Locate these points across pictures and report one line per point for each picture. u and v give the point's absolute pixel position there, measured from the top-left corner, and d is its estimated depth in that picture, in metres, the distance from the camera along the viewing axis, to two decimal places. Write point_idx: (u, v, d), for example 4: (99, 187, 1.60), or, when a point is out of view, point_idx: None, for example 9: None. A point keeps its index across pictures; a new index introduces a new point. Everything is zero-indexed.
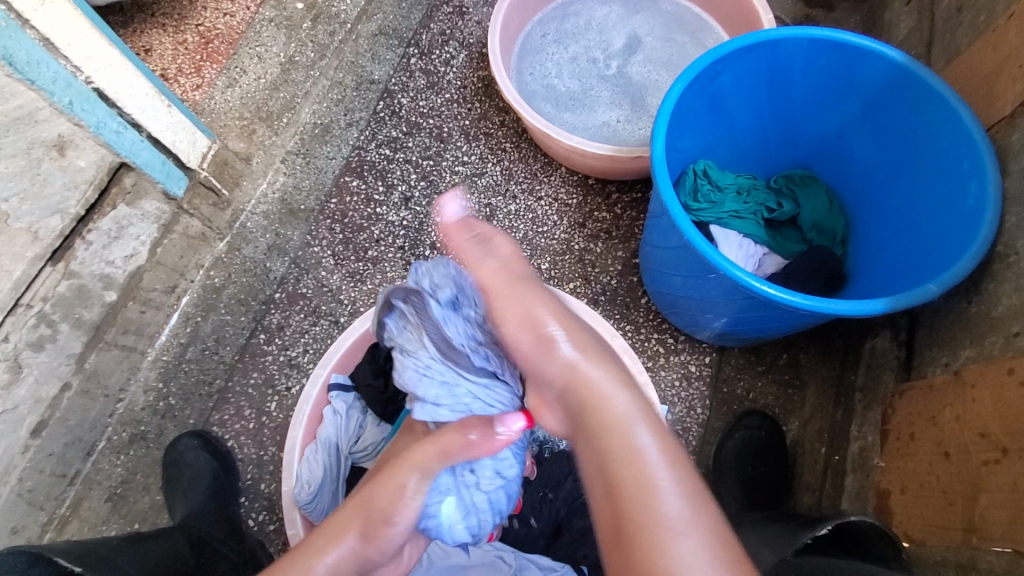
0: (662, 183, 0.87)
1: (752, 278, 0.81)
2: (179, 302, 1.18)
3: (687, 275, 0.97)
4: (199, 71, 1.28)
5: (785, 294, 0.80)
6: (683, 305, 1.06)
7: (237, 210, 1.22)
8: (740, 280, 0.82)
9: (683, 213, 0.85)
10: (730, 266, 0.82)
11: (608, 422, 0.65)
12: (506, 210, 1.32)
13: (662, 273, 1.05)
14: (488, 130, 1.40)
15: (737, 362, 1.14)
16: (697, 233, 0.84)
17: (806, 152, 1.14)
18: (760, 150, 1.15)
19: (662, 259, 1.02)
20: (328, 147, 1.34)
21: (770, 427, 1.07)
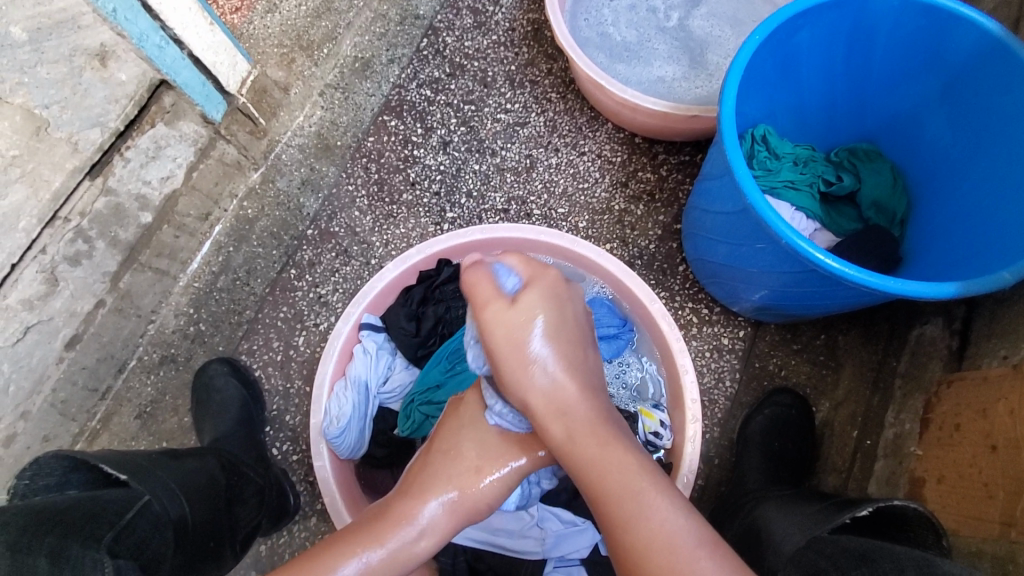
0: (728, 144, 0.82)
1: (813, 250, 0.78)
2: (212, 230, 1.17)
3: (735, 244, 0.93)
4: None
5: (843, 270, 0.76)
6: (724, 275, 1.03)
7: (274, 140, 1.19)
8: (801, 253, 0.78)
9: (748, 177, 0.80)
10: (794, 238, 0.78)
11: (595, 454, 0.69)
12: (547, 162, 1.28)
13: (707, 240, 1.01)
14: (534, 78, 1.34)
15: (771, 338, 1.11)
16: (761, 200, 0.79)
17: (875, 125, 1.07)
18: (824, 119, 1.09)
19: (711, 225, 0.98)
20: (368, 83, 1.30)
21: (800, 405, 1.05)
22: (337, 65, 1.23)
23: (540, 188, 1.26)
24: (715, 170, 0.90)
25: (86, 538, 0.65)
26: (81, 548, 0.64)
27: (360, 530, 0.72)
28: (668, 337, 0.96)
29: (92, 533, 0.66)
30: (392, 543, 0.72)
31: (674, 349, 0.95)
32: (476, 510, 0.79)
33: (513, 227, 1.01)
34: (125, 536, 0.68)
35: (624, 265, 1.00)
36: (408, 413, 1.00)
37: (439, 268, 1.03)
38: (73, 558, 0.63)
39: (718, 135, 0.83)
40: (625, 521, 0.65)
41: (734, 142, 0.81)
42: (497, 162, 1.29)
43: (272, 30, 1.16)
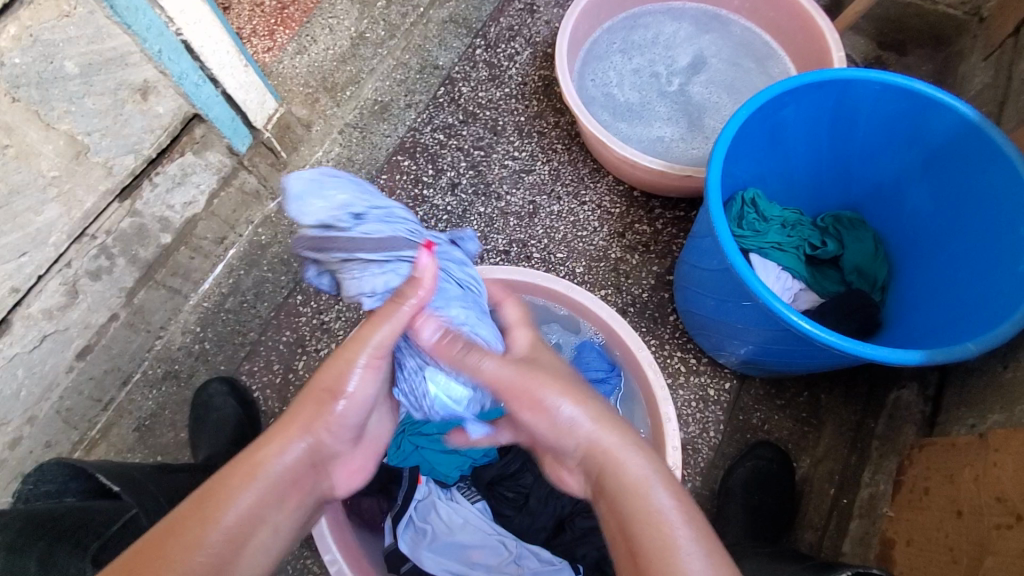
0: (714, 210, 0.88)
1: (789, 311, 0.83)
2: (226, 253, 1.25)
3: (721, 299, 0.98)
4: (273, 34, 1.34)
5: (815, 332, 0.81)
6: (711, 327, 1.07)
7: (292, 171, 1.27)
8: (784, 317, 0.83)
9: (732, 242, 0.86)
10: (772, 299, 0.83)
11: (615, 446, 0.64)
12: (548, 209, 1.34)
13: (696, 293, 1.07)
14: (542, 130, 1.42)
15: (756, 393, 1.15)
16: (745, 266, 0.85)
17: (858, 196, 1.14)
18: (809, 189, 1.15)
19: (699, 283, 1.04)
20: (385, 124, 1.39)
21: (783, 461, 1.07)
22: (357, 106, 1.34)
23: (540, 233, 1.32)
24: (704, 233, 0.97)
25: (74, 545, 0.68)
26: (68, 555, 0.67)
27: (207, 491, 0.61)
28: (652, 383, 0.99)
29: (79, 540, 0.69)
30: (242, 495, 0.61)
31: (658, 396, 0.99)
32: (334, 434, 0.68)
33: (510, 269, 1.06)
34: (112, 545, 0.71)
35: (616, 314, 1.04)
36: (397, 443, 0.99)
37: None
38: (60, 564, 0.67)
39: (705, 202, 0.90)
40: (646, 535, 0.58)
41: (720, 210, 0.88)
42: (501, 206, 1.35)
43: (302, 68, 1.29)
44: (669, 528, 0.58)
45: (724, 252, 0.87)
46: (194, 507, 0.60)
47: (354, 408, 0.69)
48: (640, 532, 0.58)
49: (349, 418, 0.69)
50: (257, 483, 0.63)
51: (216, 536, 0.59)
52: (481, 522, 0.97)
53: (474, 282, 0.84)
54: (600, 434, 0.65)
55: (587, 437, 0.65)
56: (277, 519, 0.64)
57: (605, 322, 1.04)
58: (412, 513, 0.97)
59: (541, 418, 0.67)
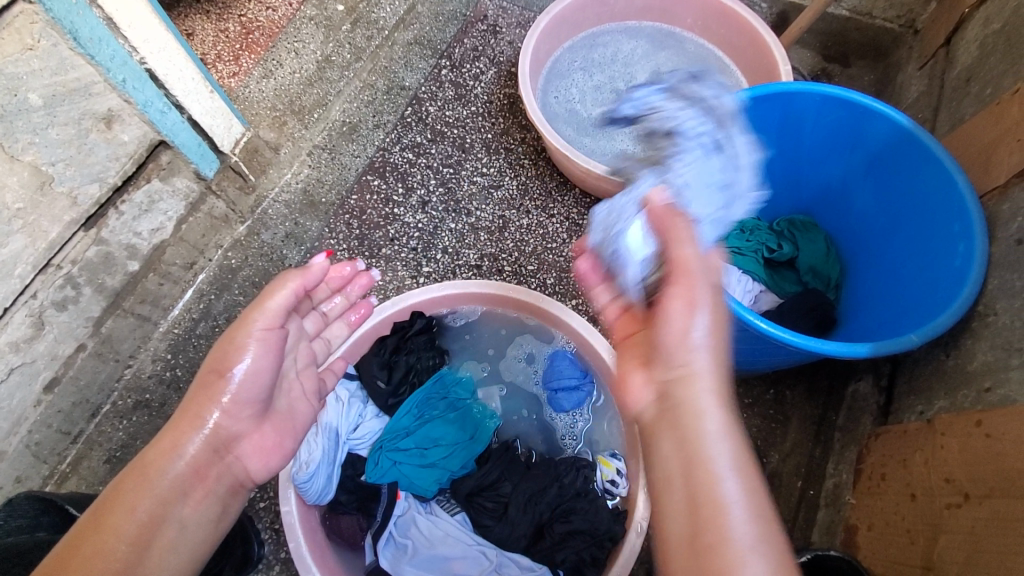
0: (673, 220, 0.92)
1: (746, 312, 0.87)
2: (196, 278, 1.24)
3: None
4: (238, 59, 1.36)
5: (772, 331, 0.86)
6: None
7: (262, 195, 1.29)
8: (743, 319, 0.87)
9: (690, 250, 0.91)
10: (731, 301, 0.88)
11: (683, 386, 0.64)
12: (518, 223, 1.37)
13: None
14: (509, 146, 1.46)
15: (725, 393, 1.19)
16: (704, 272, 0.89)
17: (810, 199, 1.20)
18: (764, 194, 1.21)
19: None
20: (354, 145, 1.41)
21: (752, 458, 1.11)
22: (326, 128, 1.36)
23: (511, 246, 1.34)
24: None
25: None
26: None
27: (111, 499, 0.71)
28: None
29: None
30: (134, 494, 0.72)
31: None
32: (232, 415, 0.78)
33: (482, 282, 1.09)
34: None
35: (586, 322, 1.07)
36: (376, 459, 1.02)
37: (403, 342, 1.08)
38: None
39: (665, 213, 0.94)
40: (709, 479, 0.57)
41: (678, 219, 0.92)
42: (471, 221, 1.37)
43: (269, 92, 1.27)
44: (718, 478, 0.57)
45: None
46: (96, 517, 0.70)
47: (245, 388, 0.78)
48: (691, 476, 0.58)
49: (243, 400, 0.78)
50: (151, 481, 0.73)
51: (119, 542, 0.68)
52: (462, 533, 0.99)
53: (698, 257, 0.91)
54: (712, 375, 0.64)
55: (705, 366, 0.64)
56: (182, 514, 0.74)
57: (576, 331, 1.06)
58: (393, 529, 0.98)
59: (686, 315, 0.66)
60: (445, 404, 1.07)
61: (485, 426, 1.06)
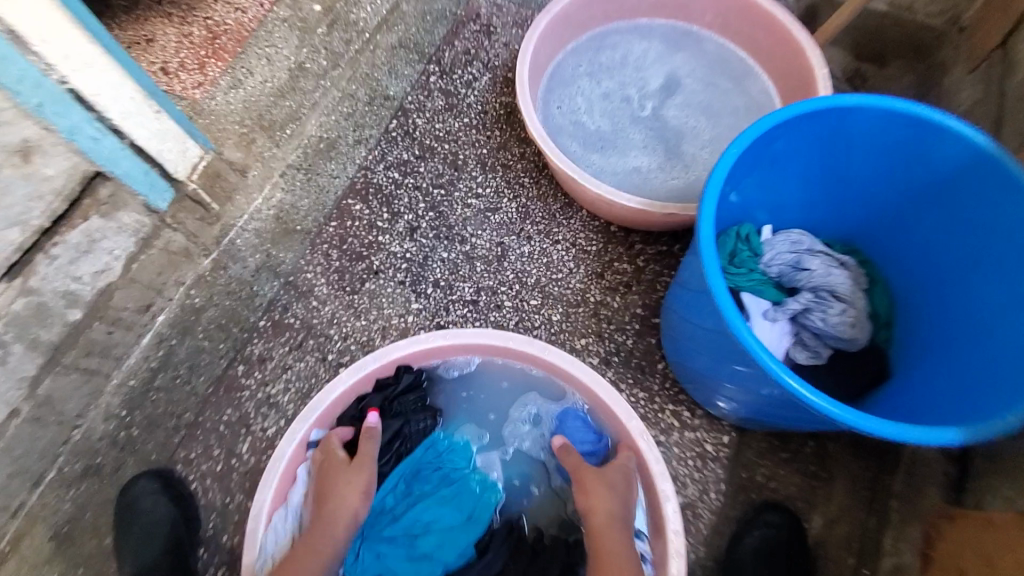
0: (708, 266, 0.77)
1: (806, 391, 0.71)
2: (154, 322, 1.07)
3: (719, 359, 0.87)
4: (204, 68, 1.18)
5: (829, 408, 0.70)
6: (709, 384, 0.96)
7: (228, 225, 1.11)
8: (794, 393, 0.71)
9: (730, 304, 0.75)
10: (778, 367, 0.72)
11: None
12: (519, 250, 1.21)
13: (689, 346, 0.96)
14: (507, 162, 1.30)
15: (758, 446, 1.04)
16: (747, 332, 0.73)
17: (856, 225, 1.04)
18: (800, 220, 1.06)
19: (694, 337, 0.92)
20: (332, 164, 1.25)
21: (794, 527, 0.96)
22: (300, 144, 1.18)
23: (511, 278, 1.18)
24: (698, 286, 0.86)
25: None
26: None
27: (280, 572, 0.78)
28: (644, 454, 0.88)
29: None
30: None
31: (654, 471, 0.88)
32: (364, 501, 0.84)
33: (477, 331, 0.94)
34: None
35: (600, 378, 0.92)
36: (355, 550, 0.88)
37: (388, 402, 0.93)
38: None
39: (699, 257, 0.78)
40: None
41: (715, 265, 0.77)
42: (466, 249, 1.21)
43: (237, 107, 1.10)
44: None
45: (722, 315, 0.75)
46: None
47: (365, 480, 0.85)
48: None
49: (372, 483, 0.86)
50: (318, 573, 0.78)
51: None
52: None
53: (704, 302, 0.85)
54: None
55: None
56: None
57: (592, 391, 0.92)
58: None
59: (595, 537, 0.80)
60: (437, 474, 0.92)
61: (488, 497, 0.92)
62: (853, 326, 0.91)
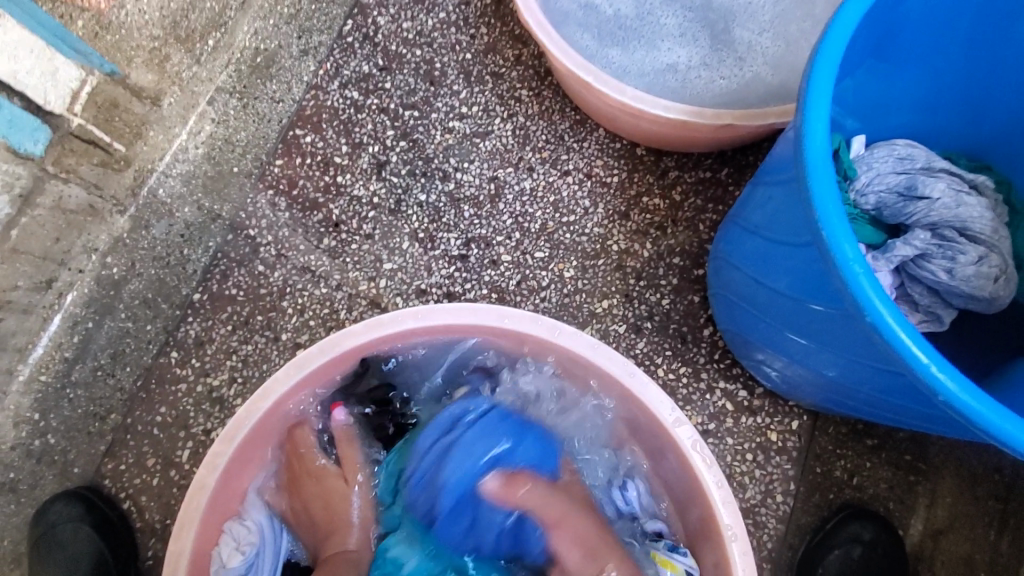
0: (820, 197, 0.46)
1: (997, 417, 0.42)
2: (63, 300, 0.85)
3: (821, 338, 0.59)
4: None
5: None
6: (790, 363, 0.70)
7: (143, 170, 0.89)
8: (965, 414, 0.42)
9: (864, 274, 0.44)
10: (940, 369, 0.43)
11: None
12: (517, 187, 0.93)
13: (763, 316, 0.68)
14: (498, 69, 0.99)
15: (836, 432, 0.80)
16: (888, 310, 0.44)
17: (994, 137, 0.75)
18: (917, 130, 0.76)
19: (773, 305, 0.65)
20: (274, 84, 0.97)
21: (889, 543, 0.75)
22: (232, 60, 0.93)
23: (509, 224, 0.91)
24: (787, 229, 0.57)
25: None
26: None
27: None
28: (700, 475, 0.62)
29: None
30: None
31: (716, 497, 0.62)
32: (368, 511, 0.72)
33: (461, 308, 0.67)
34: None
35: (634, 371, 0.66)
36: None
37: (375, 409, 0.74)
38: None
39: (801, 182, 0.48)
40: None
41: (832, 195, 0.46)
42: (450, 188, 0.94)
43: (152, 15, 0.82)
44: None
45: (840, 280, 0.45)
46: None
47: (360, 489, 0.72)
48: None
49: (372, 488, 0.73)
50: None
51: None
52: None
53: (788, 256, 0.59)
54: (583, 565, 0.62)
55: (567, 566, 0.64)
56: None
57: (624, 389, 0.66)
58: None
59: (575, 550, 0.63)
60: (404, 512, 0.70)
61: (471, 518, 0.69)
62: (994, 279, 0.65)
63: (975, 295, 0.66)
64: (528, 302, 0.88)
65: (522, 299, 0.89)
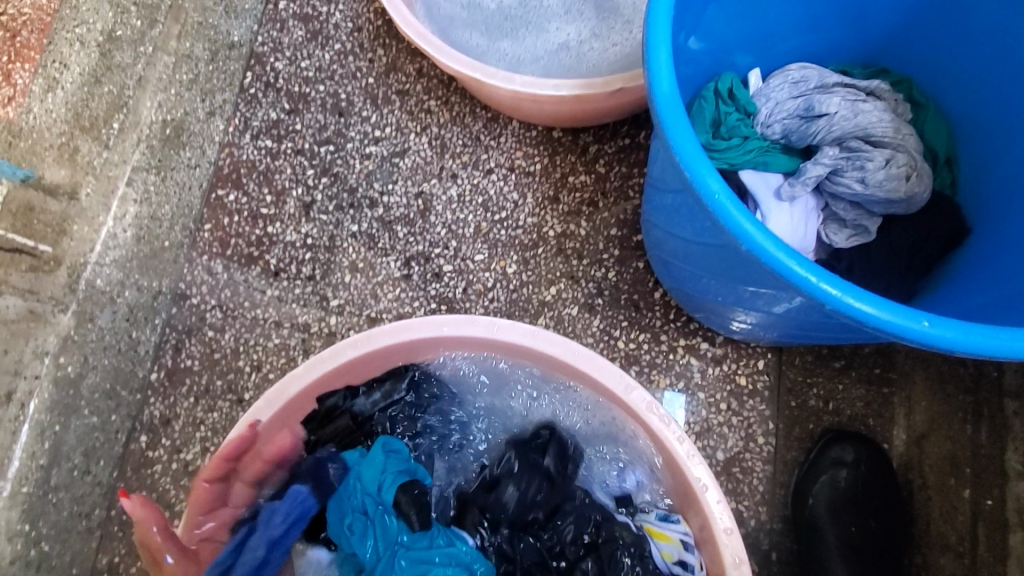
0: (676, 141, 0.47)
1: (885, 312, 0.44)
2: (26, 410, 0.76)
3: (741, 276, 0.60)
4: (8, 77, 0.75)
5: (920, 325, 0.44)
6: (731, 306, 0.70)
7: (76, 265, 0.82)
8: (856, 317, 0.44)
9: (733, 208, 0.45)
10: (822, 279, 0.44)
11: None
12: (444, 197, 0.93)
13: (691, 267, 0.69)
14: (403, 86, 0.99)
15: (803, 362, 0.80)
16: (760, 235, 0.45)
17: (886, 40, 0.75)
18: (810, 50, 0.76)
19: (693, 253, 0.65)
20: (188, 151, 0.96)
21: (874, 461, 0.75)
22: (140, 138, 0.89)
23: (443, 234, 0.91)
24: (676, 176, 0.58)
25: None
26: None
27: None
28: (660, 435, 0.62)
29: None
30: None
31: (679, 453, 0.61)
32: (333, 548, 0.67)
33: (396, 326, 0.67)
34: None
35: (580, 348, 0.66)
36: None
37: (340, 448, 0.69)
38: None
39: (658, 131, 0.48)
40: None
41: (688, 137, 0.47)
42: (380, 213, 0.94)
43: (59, 112, 0.78)
44: None
45: (713, 216, 0.46)
46: None
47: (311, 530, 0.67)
48: None
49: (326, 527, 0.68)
50: None
51: None
52: None
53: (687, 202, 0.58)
54: None
55: None
56: None
57: (573, 368, 0.66)
58: None
59: None
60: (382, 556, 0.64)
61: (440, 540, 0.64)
62: (907, 177, 0.65)
63: (892, 197, 0.66)
64: (478, 306, 0.88)
65: (471, 303, 0.89)
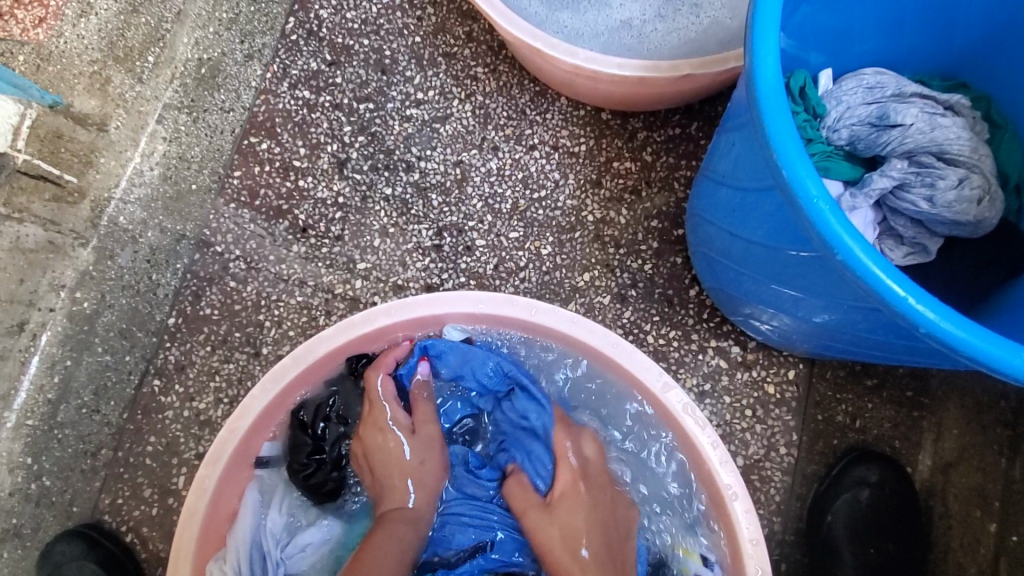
0: (778, 135, 0.44)
1: (981, 343, 0.41)
2: (37, 341, 0.83)
3: (805, 287, 0.57)
4: None
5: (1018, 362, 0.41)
6: (779, 314, 0.68)
7: (100, 199, 0.87)
8: (950, 343, 0.41)
9: (836, 218, 0.43)
10: (918, 299, 0.42)
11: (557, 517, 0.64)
12: (483, 168, 0.90)
13: (744, 273, 0.66)
14: (450, 48, 0.95)
15: (835, 377, 0.79)
16: (856, 245, 0.42)
17: (974, 53, 0.71)
18: (889, 56, 0.73)
19: (749, 256, 0.63)
20: (222, 93, 0.93)
21: (897, 483, 0.74)
22: (175, 75, 0.91)
23: (479, 208, 0.89)
24: (751, 175, 0.55)
25: None
26: None
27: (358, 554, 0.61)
28: (694, 438, 0.62)
29: None
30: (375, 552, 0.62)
31: (711, 458, 0.61)
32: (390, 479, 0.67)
33: (433, 298, 0.65)
34: None
35: (620, 341, 0.64)
36: None
37: (353, 413, 0.71)
38: None
39: (756, 122, 0.45)
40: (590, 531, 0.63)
41: (790, 131, 0.44)
42: (415, 178, 0.91)
43: (92, 39, 0.85)
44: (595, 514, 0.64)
45: (806, 219, 0.44)
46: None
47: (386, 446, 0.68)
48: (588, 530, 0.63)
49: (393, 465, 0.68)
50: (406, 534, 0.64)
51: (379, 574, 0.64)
52: None
53: (758, 203, 0.56)
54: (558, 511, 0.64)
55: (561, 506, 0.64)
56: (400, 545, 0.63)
57: (610, 360, 0.65)
58: None
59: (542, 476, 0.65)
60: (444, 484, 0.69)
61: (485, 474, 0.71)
62: (977, 202, 0.63)
63: (959, 221, 0.63)
64: (509, 284, 0.86)
65: (501, 282, 0.87)
